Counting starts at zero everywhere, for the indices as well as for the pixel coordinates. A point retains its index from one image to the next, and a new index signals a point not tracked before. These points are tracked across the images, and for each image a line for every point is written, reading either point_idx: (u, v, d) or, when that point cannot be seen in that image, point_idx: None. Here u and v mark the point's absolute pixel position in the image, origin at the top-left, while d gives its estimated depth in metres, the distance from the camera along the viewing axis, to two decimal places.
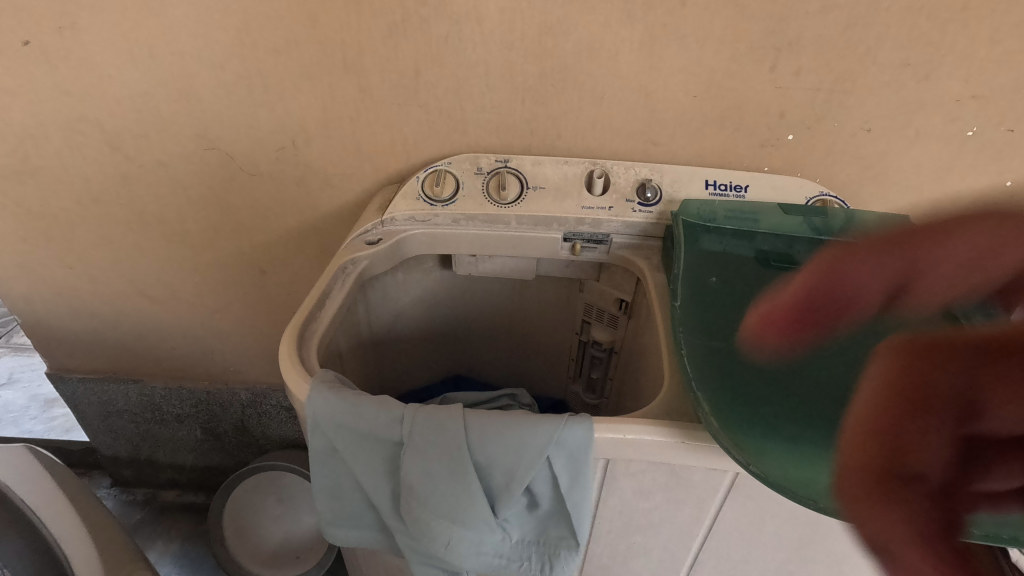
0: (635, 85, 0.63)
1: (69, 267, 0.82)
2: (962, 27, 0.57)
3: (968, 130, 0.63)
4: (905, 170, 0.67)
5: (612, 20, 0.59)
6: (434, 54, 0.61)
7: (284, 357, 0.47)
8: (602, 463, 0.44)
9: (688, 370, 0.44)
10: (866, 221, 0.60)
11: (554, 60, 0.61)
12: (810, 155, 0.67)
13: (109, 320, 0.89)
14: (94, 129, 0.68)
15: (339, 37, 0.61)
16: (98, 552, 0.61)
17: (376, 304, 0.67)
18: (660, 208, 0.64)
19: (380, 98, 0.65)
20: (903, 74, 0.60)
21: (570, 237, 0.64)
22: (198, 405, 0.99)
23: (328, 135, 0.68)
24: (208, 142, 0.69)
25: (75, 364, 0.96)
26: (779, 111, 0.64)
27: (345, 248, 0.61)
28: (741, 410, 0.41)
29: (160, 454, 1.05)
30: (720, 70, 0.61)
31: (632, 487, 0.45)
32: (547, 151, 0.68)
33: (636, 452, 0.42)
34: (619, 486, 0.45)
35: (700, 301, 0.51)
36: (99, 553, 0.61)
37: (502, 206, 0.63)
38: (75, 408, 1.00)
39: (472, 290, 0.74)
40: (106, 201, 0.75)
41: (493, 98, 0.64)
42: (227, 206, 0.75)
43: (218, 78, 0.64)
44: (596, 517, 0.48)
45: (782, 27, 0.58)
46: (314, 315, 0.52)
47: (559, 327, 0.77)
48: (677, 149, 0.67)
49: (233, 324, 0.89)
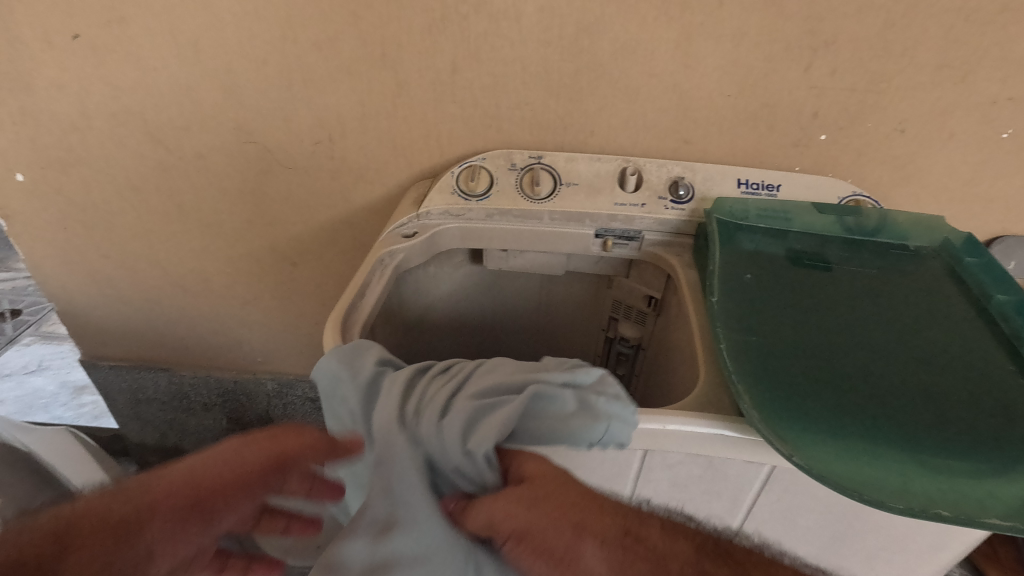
0: (670, 84, 0.63)
1: (106, 257, 0.84)
2: (1002, 29, 0.57)
3: (1003, 133, 0.63)
4: (938, 172, 0.67)
5: (650, 19, 0.59)
6: (471, 51, 0.62)
7: (327, 345, 0.48)
8: (640, 455, 0.45)
9: (727, 363, 0.44)
10: (900, 221, 0.60)
11: (589, 58, 0.62)
12: (842, 155, 0.67)
13: (142, 309, 0.91)
14: (137, 122, 0.70)
15: (379, 34, 0.62)
16: None
17: (408, 296, 0.68)
18: (692, 206, 0.64)
19: (416, 93, 0.66)
20: (940, 75, 0.60)
21: (603, 234, 0.64)
22: (225, 395, 1.00)
23: (364, 130, 0.69)
24: (247, 135, 0.71)
25: (108, 352, 0.98)
26: (813, 111, 0.64)
27: (381, 240, 0.62)
28: (782, 402, 0.41)
29: (186, 442, 1.08)
30: (755, 69, 0.61)
31: (669, 478, 0.46)
32: (579, 148, 0.69)
33: (674, 443, 0.43)
34: (656, 477, 0.46)
35: (736, 298, 0.51)
36: None
37: (536, 202, 0.64)
38: (106, 395, 1.03)
39: (501, 285, 0.75)
40: (146, 192, 0.77)
41: (528, 95, 0.65)
42: (262, 198, 0.77)
43: (259, 72, 0.65)
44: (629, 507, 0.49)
45: (820, 27, 0.58)
46: (355, 305, 0.54)
47: (585, 323, 0.78)
48: (709, 147, 0.68)
49: (262, 316, 0.91)
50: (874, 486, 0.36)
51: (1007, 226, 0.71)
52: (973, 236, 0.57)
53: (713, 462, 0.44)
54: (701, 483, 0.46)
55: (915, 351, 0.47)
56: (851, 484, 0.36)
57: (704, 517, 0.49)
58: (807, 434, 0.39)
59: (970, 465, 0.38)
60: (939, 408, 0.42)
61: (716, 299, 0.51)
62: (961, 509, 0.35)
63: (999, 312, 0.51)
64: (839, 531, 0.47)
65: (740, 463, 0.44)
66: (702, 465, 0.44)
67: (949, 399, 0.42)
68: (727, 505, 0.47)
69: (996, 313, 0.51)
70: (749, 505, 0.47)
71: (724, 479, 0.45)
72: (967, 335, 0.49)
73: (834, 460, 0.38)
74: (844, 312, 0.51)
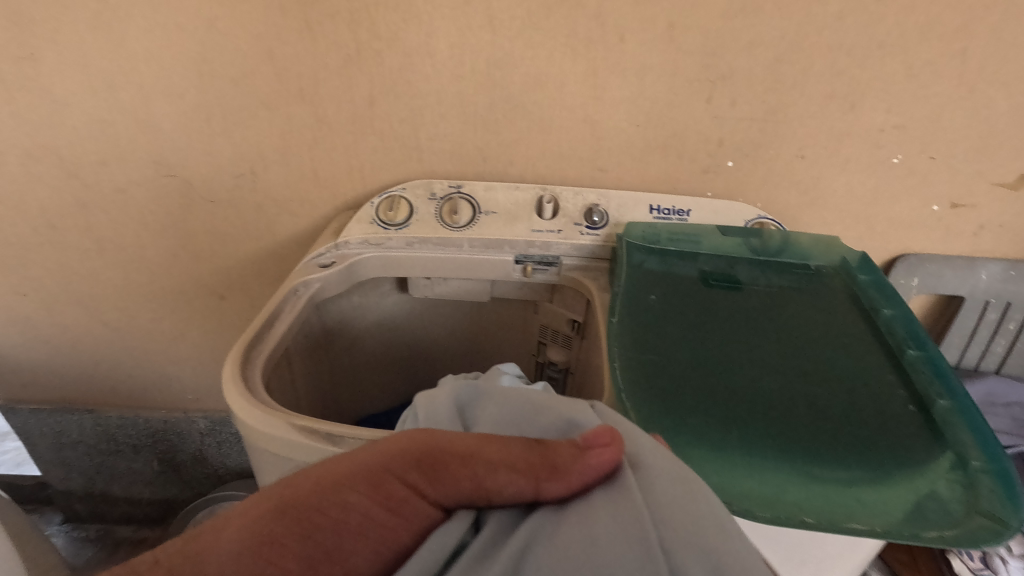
0: (582, 116, 0.65)
1: (23, 295, 0.81)
2: (879, 63, 0.62)
3: (894, 157, 0.68)
4: (839, 195, 0.71)
5: (557, 54, 0.62)
6: (389, 86, 0.64)
7: (234, 402, 0.45)
8: None
9: (630, 391, 0.44)
10: (800, 241, 0.63)
11: (501, 91, 0.64)
12: (748, 180, 0.70)
13: (63, 348, 0.87)
14: (52, 158, 0.69)
15: (294, 70, 0.63)
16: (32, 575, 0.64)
17: (331, 326, 0.68)
18: (607, 231, 0.66)
19: (335, 128, 0.67)
20: (830, 105, 0.65)
21: (521, 260, 0.66)
22: (155, 435, 0.96)
23: (284, 163, 0.69)
24: (167, 169, 0.70)
25: (28, 394, 0.94)
26: (718, 139, 0.67)
27: (297, 270, 0.62)
28: (667, 418, 0.42)
29: (114, 487, 1.04)
30: (661, 101, 0.64)
31: None
32: (499, 177, 0.70)
33: None
34: None
35: (647, 317, 0.53)
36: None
37: (455, 230, 0.65)
38: (26, 440, 0.98)
39: (428, 318, 0.76)
40: (63, 227, 0.75)
41: (445, 127, 0.67)
42: (186, 233, 0.76)
43: (177, 107, 0.66)
44: None
45: (715, 61, 0.62)
46: (262, 335, 0.53)
47: (513, 351, 0.78)
48: (625, 176, 0.70)
49: (190, 352, 0.88)
50: (743, 498, 0.38)
51: (907, 245, 0.75)
52: (867, 256, 0.61)
53: None
54: None
55: (806, 363, 0.49)
56: (722, 493, 0.38)
57: None
58: (731, 481, 0.38)
59: (845, 474, 0.39)
60: (821, 415, 0.44)
61: (617, 318, 0.52)
62: (825, 516, 0.37)
63: (886, 325, 0.53)
64: None
65: None
66: None
67: (836, 406, 0.45)
68: None
69: (884, 328, 0.53)
70: None
71: None
72: (859, 351, 0.51)
73: (725, 480, 0.38)
74: (745, 327, 0.53)
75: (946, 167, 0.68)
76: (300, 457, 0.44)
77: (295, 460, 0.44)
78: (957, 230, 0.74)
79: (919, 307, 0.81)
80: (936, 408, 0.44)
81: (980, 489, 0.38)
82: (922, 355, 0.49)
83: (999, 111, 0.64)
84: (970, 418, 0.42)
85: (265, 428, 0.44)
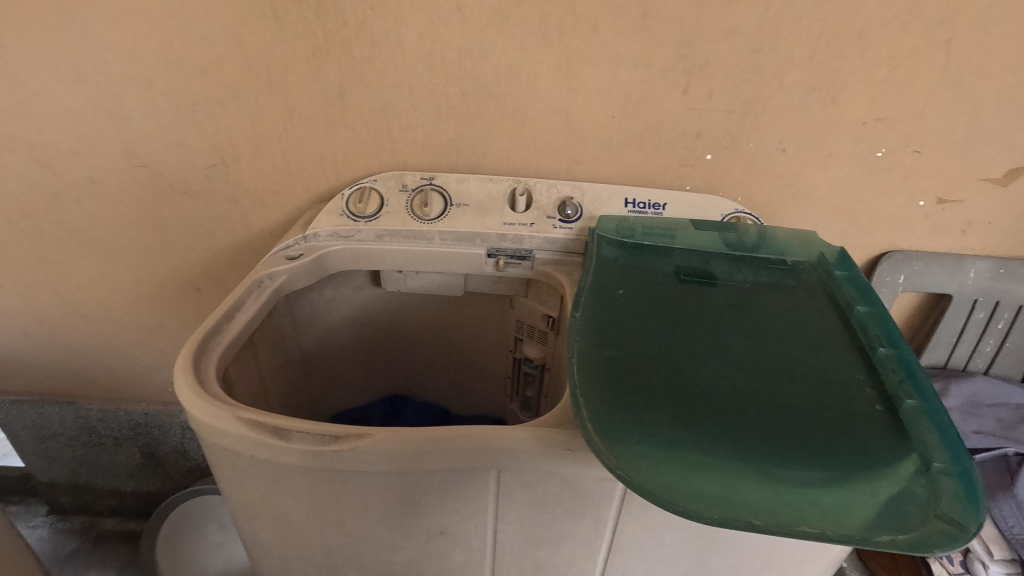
0: (555, 107, 0.64)
1: (0, 286, 0.81)
2: (860, 53, 0.60)
3: (878, 150, 0.66)
4: (822, 190, 0.70)
5: (528, 43, 0.60)
6: (359, 76, 0.63)
7: (183, 393, 0.45)
8: (538, 477, 0.43)
9: (586, 387, 0.43)
10: (777, 236, 0.62)
11: (473, 81, 0.63)
12: (728, 174, 0.68)
13: (42, 340, 0.87)
14: (23, 147, 0.69)
15: (262, 59, 0.62)
16: None
17: (302, 320, 0.67)
18: (580, 225, 0.65)
19: (306, 119, 0.66)
20: (811, 97, 0.63)
21: (493, 253, 0.65)
22: (136, 428, 0.96)
23: (256, 153, 0.69)
24: (139, 159, 0.70)
25: (10, 385, 0.94)
26: (696, 131, 0.65)
27: (264, 262, 0.61)
28: (621, 415, 0.41)
29: (98, 479, 1.04)
30: (636, 92, 0.63)
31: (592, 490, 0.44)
32: (473, 170, 0.69)
33: (547, 463, 0.42)
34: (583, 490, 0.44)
35: (613, 312, 0.52)
36: None
37: (425, 222, 0.64)
38: (9, 432, 0.98)
39: (403, 312, 0.75)
40: (37, 218, 0.75)
41: (417, 118, 0.66)
42: (161, 225, 0.75)
43: (146, 96, 0.65)
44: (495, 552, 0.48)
45: (691, 51, 0.60)
46: (221, 327, 0.52)
47: (490, 346, 0.77)
48: (601, 169, 0.68)
49: (168, 344, 0.87)
50: (692, 497, 0.36)
51: (893, 241, 0.74)
52: (845, 251, 0.59)
53: (568, 479, 0.43)
54: (562, 502, 0.45)
55: (772, 361, 0.48)
56: (668, 493, 0.37)
57: (573, 538, 0.47)
58: (681, 480, 0.37)
59: (801, 475, 0.38)
60: (782, 414, 0.42)
61: (580, 314, 0.51)
62: (775, 517, 0.36)
63: (859, 323, 0.52)
64: (705, 546, 0.46)
65: (594, 478, 0.43)
66: (557, 483, 0.43)
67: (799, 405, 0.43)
68: (592, 524, 0.46)
69: (857, 325, 0.52)
70: (614, 523, 0.46)
71: (582, 497, 0.44)
72: (829, 349, 0.49)
73: (674, 479, 0.37)
74: (713, 323, 0.52)
75: (932, 162, 0.67)
76: (249, 452, 0.43)
77: (245, 454, 0.43)
78: (944, 226, 0.72)
79: (907, 305, 0.80)
80: (904, 408, 0.43)
81: (940, 493, 0.37)
82: (893, 353, 0.48)
83: (985, 103, 0.62)
84: (937, 420, 0.41)
85: (212, 421, 0.43)
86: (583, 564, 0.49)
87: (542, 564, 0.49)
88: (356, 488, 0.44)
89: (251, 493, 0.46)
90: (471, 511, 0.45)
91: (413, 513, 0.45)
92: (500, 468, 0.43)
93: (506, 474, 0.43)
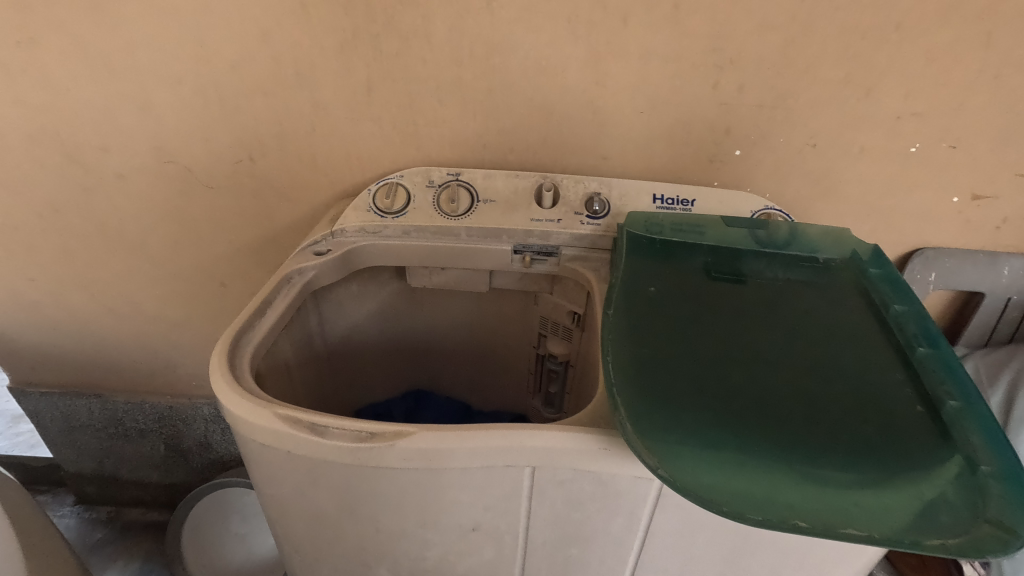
0: (583, 102, 0.64)
1: (31, 280, 0.82)
2: (896, 46, 0.59)
3: (911, 146, 0.65)
4: (853, 186, 0.68)
5: (557, 38, 0.60)
6: (386, 71, 0.63)
7: (220, 390, 0.45)
8: (572, 477, 0.43)
9: (621, 385, 0.43)
10: (809, 233, 0.61)
11: (501, 76, 0.62)
12: (757, 170, 0.68)
13: (71, 333, 0.88)
14: (54, 143, 0.69)
15: (291, 54, 0.62)
16: (21, 555, 0.63)
17: (328, 316, 0.67)
18: (608, 221, 0.64)
19: (334, 114, 0.66)
20: (844, 91, 0.62)
21: (520, 250, 0.64)
22: (161, 421, 0.97)
23: (283, 149, 0.69)
24: (167, 155, 0.70)
25: (39, 377, 0.95)
26: (725, 126, 0.64)
27: (292, 258, 0.61)
28: (659, 414, 0.41)
29: (123, 470, 1.05)
30: (665, 87, 0.62)
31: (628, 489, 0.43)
32: (499, 165, 0.69)
33: (584, 462, 0.42)
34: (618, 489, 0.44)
35: (645, 310, 0.51)
36: (22, 556, 0.63)
37: (452, 219, 0.64)
38: (37, 423, 1.00)
39: (427, 308, 0.75)
40: (67, 213, 0.75)
41: (444, 114, 0.65)
42: (188, 220, 0.76)
43: (176, 92, 0.65)
44: (527, 550, 0.48)
45: (722, 45, 0.59)
46: (252, 324, 0.52)
47: (514, 342, 0.76)
48: (628, 164, 0.68)
49: (194, 338, 0.88)
50: (735, 498, 0.36)
51: (925, 239, 0.72)
52: (879, 249, 0.58)
53: (603, 479, 0.43)
54: (596, 501, 0.45)
55: (808, 360, 0.47)
56: (711, 494, 0.36)
57: (606, 537, 0.47)
58: (723, 480, 0.37)
59: (843, 475, 0.38)
60: (822, 414, 0.42)
61: (612, 312, 0.51)
62: (819, 519, 0.35)
63: (896, 321, 0.51)
64: (738, 547, 0.46)
65: (629, 478, 0.43)
66: (592, 481, 0.43)
67: (838, 405, 0.43)
68: (625, 523, 0.46)
69: (893, 323, 0.51)
70: (647, 523, 0.46)
71: (617, 496, 0.44)
72: (866, 347, 0.49)
73: (715, 479, 0.37)
74: (747, 321, 0.51)
75: (968, 157, 0.65)
76: (285, 447, 0.43)
77: (282, 450, 0.44)
78: (978, 223, 0.71)
79: (936, 303, 0.78)
80: (945, 409, 0.42)
81: (988, 495, 0.36)
82: (933, 353, 0.47)
83: None
84: (983, 422, 0.40)
85: (248, 417, 0.43)
86: (614, 562, 0.48)
87: (572, 561, 0.49)
88: (391, 487, 0.44)
89: (285, 487, 0.47)
90: (503, 509, 0.45)
91: (446, 510, 0.45)
92: (534, 466, 0.43)
93: (539, 472, 0.43)
